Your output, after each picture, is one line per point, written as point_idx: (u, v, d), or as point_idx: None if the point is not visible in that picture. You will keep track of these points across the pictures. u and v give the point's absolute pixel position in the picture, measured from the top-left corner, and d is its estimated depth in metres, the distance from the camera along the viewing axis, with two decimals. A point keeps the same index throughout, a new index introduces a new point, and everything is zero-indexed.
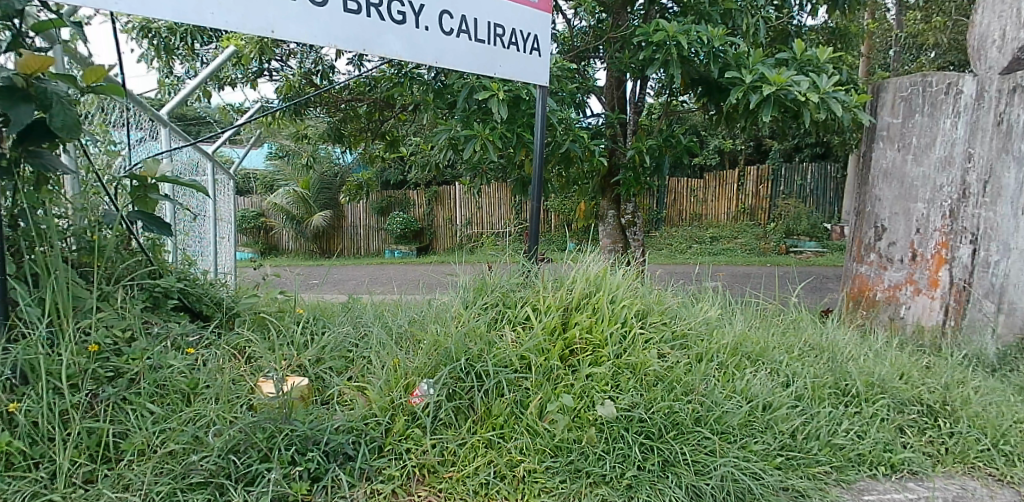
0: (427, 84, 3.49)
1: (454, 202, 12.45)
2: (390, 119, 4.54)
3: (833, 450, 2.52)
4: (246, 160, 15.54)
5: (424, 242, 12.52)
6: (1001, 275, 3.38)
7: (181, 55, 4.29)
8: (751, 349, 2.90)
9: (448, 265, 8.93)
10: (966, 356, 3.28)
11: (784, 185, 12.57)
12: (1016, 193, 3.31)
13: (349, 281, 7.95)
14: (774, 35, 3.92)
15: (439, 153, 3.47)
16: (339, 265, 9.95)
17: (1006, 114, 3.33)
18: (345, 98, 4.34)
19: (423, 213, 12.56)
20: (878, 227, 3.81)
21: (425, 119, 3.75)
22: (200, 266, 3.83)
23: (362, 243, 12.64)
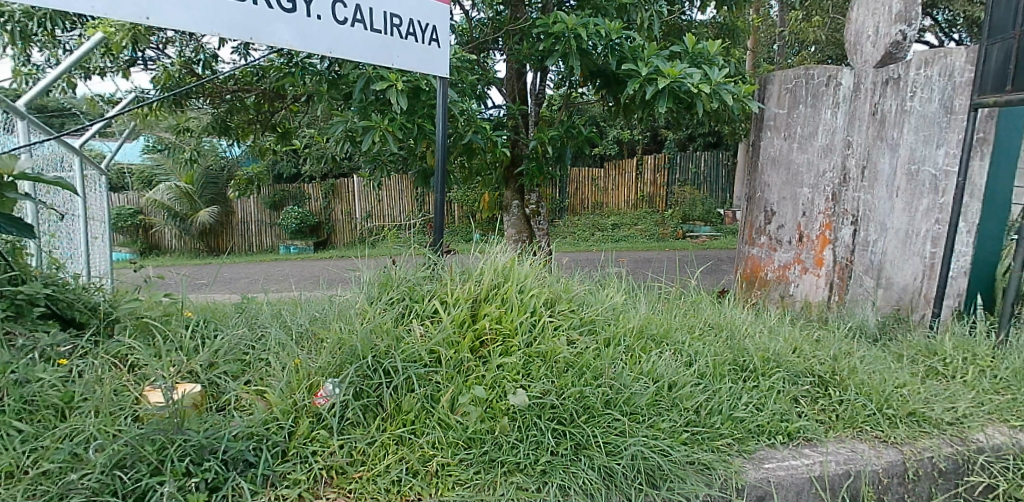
0: (319, 74, 3.38)
1: (351, 194, 12.23)
2: (281, 110, 4.38)
3: (734, 423, 2.64)
4: (121, 154, 14.44)
5: (322, 237, 12.29)
6: (879, 252, 3.58)
7: (40, 41, 3.99)
8: (656, 331, 2.99)
9: (352, 260, 8.75)
10: (851, 328, 3.44)
11: (680, 172, 13.16)
12: (890, 176, 3.51)
13: (240, 280, 7.61)
14: (667, 29, 4.06)
15: (336, 146, 3.37)
16: (230, 263, 9.48)
17: (880, 105, 3.56)
18: (230, 88, 4.17)
19: (320, 206, 12.28)
20: (768, 211, 4.04)
21: (320, 110, 3.63)
22: (70, 270, 3.57)
23: (253, 239, 12.26)
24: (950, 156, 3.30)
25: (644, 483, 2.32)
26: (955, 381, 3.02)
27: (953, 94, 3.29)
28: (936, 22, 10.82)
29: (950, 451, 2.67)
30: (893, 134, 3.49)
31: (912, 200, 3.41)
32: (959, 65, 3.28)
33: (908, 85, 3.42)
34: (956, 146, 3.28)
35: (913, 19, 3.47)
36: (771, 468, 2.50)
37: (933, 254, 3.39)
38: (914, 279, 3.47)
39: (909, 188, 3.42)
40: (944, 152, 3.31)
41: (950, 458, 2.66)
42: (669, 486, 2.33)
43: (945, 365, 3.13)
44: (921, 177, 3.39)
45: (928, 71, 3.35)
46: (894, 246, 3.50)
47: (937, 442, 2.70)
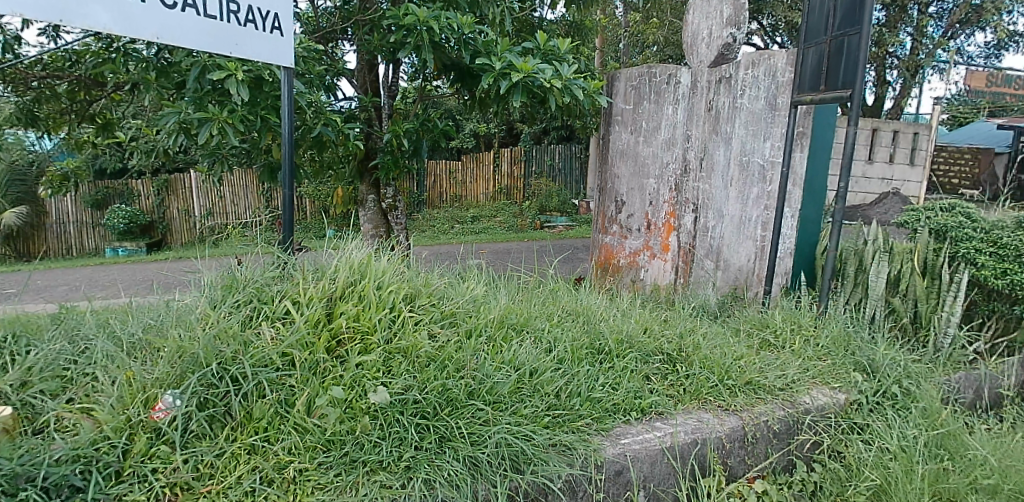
0: (146, 61, 3.11)
1: (188, 191, 11.81)
2: (103, 100, 3.97)
3: (592, 403, 2.78)
4: None
5: (156, 237, 11.62)
6: (718, 237, 3.87)
7: None
8: (516, 320, 3.06)
9: (192, 261, 8.21)
10: (694, 307, 3.69)
11: (535, 165, 13.68)
12: (725, 167, 3.80)
13: (56, 289, 6.85)
14: (519, 25, 4.16)
15: (169, 139, 3.13)
16: (47, 270, 8.43)
17: (714, 102, 3.85)
18: (38, 75, 3.71)
19: (151, 204, 11.61)
20: (618, 202, 4.30)
21: (149, 100, 3.35)
22: None
23: (72, 241, 11.22)
24: (775, 148, 3.65)
25: (508, 469, 2.37)
26: (785, 351, 3.35)
27: (776, 92, 3.63)
28: (761, 27, 11.94)
29: (782, 414, 2.97)
30: (726, 128, 3.78)
31: (744, 188, 3.74)
32: (781, 66, 3.61)
33: (738, 84, 3.72)
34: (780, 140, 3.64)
35: (742, 23, 3.79)
36: (627, 443, 2.67)
37: (763, 238, 3.77)
38: (748, 261, 3.83)
39: (740, 178, 3.73)
40: (770, 145, 3.66)
41: (781, 420, 2.96)
42: (532, 469, 2.41)
43: (775, 336, 3.46)
44: (751, 167, 3.71)
45: (754, 72, 3.67)
46: (730, 231, 3.82)
47: (771, 407, 2.99)
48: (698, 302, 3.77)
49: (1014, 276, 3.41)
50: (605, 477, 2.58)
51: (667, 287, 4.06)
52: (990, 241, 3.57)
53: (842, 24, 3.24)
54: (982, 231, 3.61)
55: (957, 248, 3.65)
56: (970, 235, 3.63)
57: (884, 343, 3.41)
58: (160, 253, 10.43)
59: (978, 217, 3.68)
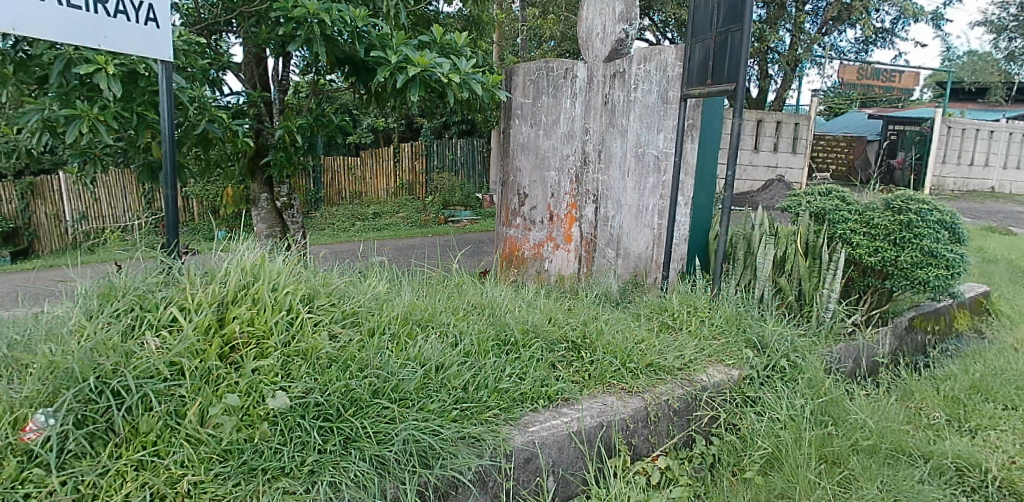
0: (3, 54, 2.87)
1: (57, 194, 10.95)
2: None
3: (500, 394, 2.83)
4: None
5: (22, 245, 10.68)
6: (617, 227, 4.03)
7: None
8: (420, 316, 3.06)
9: (63, 268, 7.61)
10: (597, 295, 3.81)
11: (438, 159, 13.67)
12: (622, 159, 3.96)
13: None
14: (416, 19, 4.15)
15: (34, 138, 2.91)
16: None
17: (610, 95, 3.97)
18: None
19: (14, 210, 10.61)
20: (521, 194, 4.33)
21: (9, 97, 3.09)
22: None
23: None
24: (668, 140, 3.80)
25: (416, 465, 2.37)
26: (682, 332, 3.51)
27: (667, 86, 3.78)
28: (653, 22, 12.42)
29: (681, 393, 3.12)
30: (622, 121, 3.93)
31: (640, 179, 3.91)
32: (670, 62, 3.77)
33: (632, 78, 3.86)
34: (672, 132, 3.79)
35: (633, 20, 3.93)
36: (535, 430, 2.73)
37: (659, 226, 3.93)
38: (647, 249, 3.99)
39: (636, 169, 3.91)
40: (663, 138, 3.82)
41: (681, 398, 3.10)
42: (441, 463, 2.42)
43: (673, 319, 3.62)
44: (646, 158, 3.88)
45: (647, 66, 3.81)
46: (628, 220, 3.98)
47: (671, 386, 3.13)
48: (601, 289, 3.89)
49: (884, 254, 3.72)
50: (514, 465, 2.63)
51: (571, 277, 4.11)
52: (863, 222, 3.86)
53: (726, 21, 3.41)
54: (856, 213, 3.90)
55: (835, 229, 3.90)
56: (846, 217, 3.91)
57: (772, 320, 3.65)
58: (28, 262, 9.60)
59: (852, 201, 3.99)
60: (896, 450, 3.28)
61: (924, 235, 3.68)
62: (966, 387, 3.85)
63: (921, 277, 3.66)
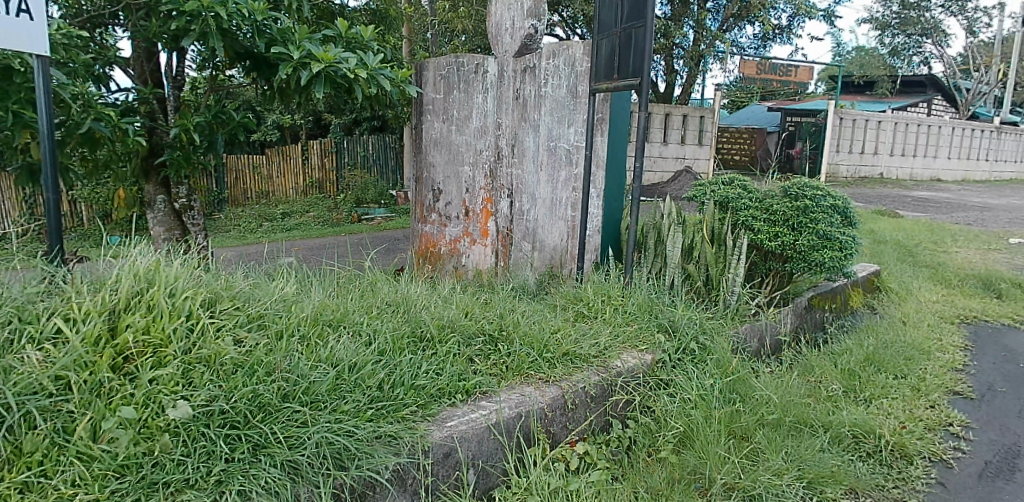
0: None
1: None
2: None
3: (417, 391, 2.81)
4: None
5: None
6: (533, 220, 4.06)
7: None
8: (331, 316, 3.01)
9: None
10: (515, 288, 3.83)
11: (348, 156, 13.55)
12: (535, 152, 3.99)
13: None
14: (320, 13, 4.09)
15: None
16: None
17: (521, 90, 3.99)
18: None
19: None
20: (436, 190, 4.36)
21: None
22: None
23: None
24: (579, 134, 3.90)
25: (331, 467, 2.32)
26: (597, 320, 3.60)
27: (576, 81, 3.88)
28: (563, 18, 12.68)
29: (597, 380, 3.19)
30: (534, 115, 3.96)
31: (553, 172, 3.95)
32: (579, 57, 3.85)
33: (542, 73, 3.92)
34: (582, 125, 3.89)
35: (541, 16, 3.96)
36: (453, 424, 2.72)
37: (573, 217, 4.00)
38: (561, 240, 4.06)
39: (549, 162, 3.95)
40: (574, 131, 3.90)
41: (597, 385, 3.18)
42: (356, 464, 2.38)
43: (588, 308, 3.70)
44: (558, 152, 3.94)
45: (555, 62, 3.88)
46: (542, 213, 4.02)
47: (587, 373, 3.20)
48: (518, 282, 3.93)
49: (783, 239, 3.94)
50: (433, 462, 2.61)
51: (488, 271, 4.14)
52: (763, 209, 4.12)
53: (629, 17, 3.51)
54: (756, 201, 4.16)
55: (737, 216, 4.15)
56: (747, 204, 4.17)
57: (682, 305, 3.80)
58: None
59: (752, 189, 4.25)
60: (799, 422, 3.50)
61: (820, 219, 3.93)
62: (860, 360, 4.21)
63: (818, 259, 3.89)
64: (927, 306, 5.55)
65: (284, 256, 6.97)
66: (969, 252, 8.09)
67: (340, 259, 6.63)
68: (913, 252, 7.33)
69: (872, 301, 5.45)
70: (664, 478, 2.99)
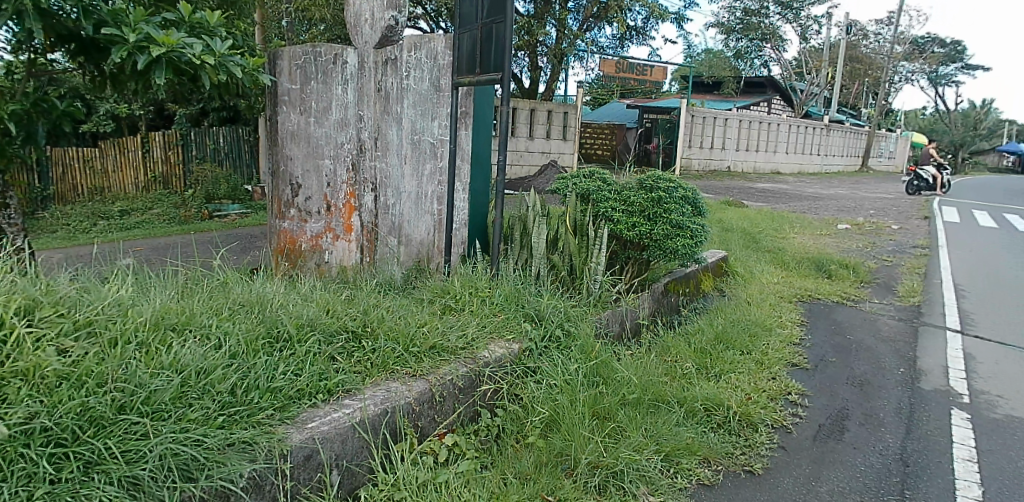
0: None
1: None
2: None
3: (273, 394, 2.67)
4: None
5: None
6: (398, 215, 4.09)
7: None
8: (175, 320, 2.82)
9: None
10: (379, 283, 3.82)
11: (196, 149, 12.74)
12: (398, 145, 4.02)
13: None
14: None
15: None
16: None
17: (383, 82, 3.97)
18: None
19: None
20: (294, 185, 4.11)
21: None
22: None
23: None
24: (442, 127, 4.07)
25: (177, 480, 2.13)
26: (464, 312, 3.64)
27: (438, 75, 4.01)
28: (427, 11, 13.05)
29: (464, 371, 3.21)
30: (397, 108, 3.97)
31: (417, 166, 4.06)
32: (441, 50, 3.98)
33: (403, 65, 3.94)
34: (445, 119, 4.06)
35: (401, 8, 3.99)
36: (314, 426, 2.60)
37: (439, 211, 4.18)
38: (428, 234, 4.19)
39: (413, 155, 4.04)
40: (438, 124, 4.06)
41: (464, 376, 3.20)
42: (207, 474, 2.21)
43: (455, 301, 3.74)
44: (422, 145, 4.06)
45: (417, 54, 3.94)
46: (408, 207, 4.10)
47: (454, 365, 3.21)
48: (384, 278, 3.92)
49: (641, 228, 4.24)
50: (294, 465, 2.49)
51: (354, 266, 4.04)
52: (622, 200, 4.38)
53: (489, 13, 3.61)
54: (615, 192, 4.43)
55: (598, 208, 4.36)
56: (607, 196, 4.41)
57: (547, 294, 3.94)
58: None
59: (611, 182, 4.51)
60: (657, 400, 3.73)
61: (672, 210, 4.30)
62: (710, 339, 4.57)
63: (672, 246, 4.23)
64: (768, 287, 6.13)
65: (124, 257, 6.38)
66: (804, 237, 9.03)
67: (187, 259, 6.18)
68: (756, 238, 8.05)
69: (721, 285, 5.92)
70: (532, 463, 3.09)
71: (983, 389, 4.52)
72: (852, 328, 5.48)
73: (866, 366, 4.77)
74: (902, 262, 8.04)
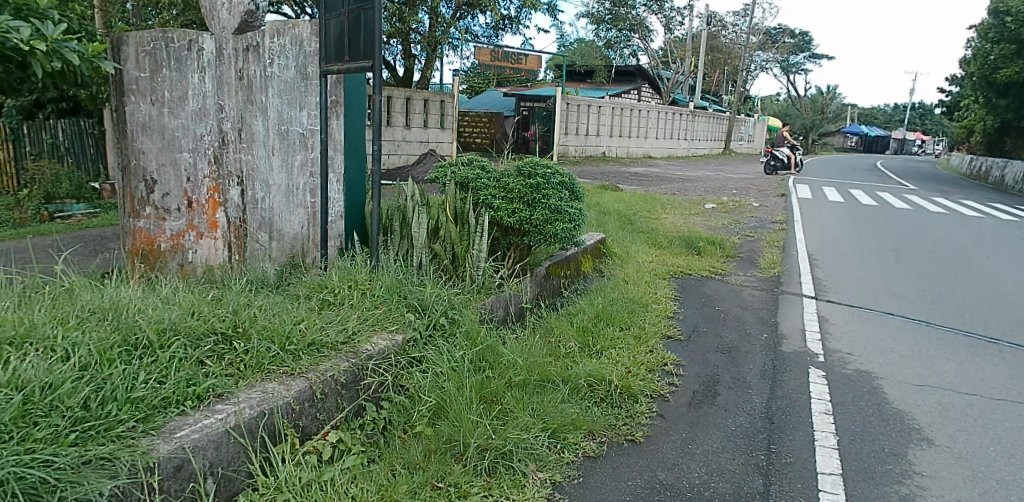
0: None
1: None
2: None
3: (134, 405, 2.47)
4: None
5: None
6: (268, 209, 3.91)
7: None
8: (11, 334, 2.56)
9: None
10: (251, 282, 3.66)
11: (30, 144, 11.03)
12: (265, 137, 3.83)
13: None
14: None
15: None
16: None
17: (245, 70, 3.81)
18: None
19: None
20: (149, 181, 3.87)
21: None
22: None
23: None
24: (311, 117, 3.94)
25: None
26: (344, 306, 3.57)
27: (305, 62, 3.87)
28: None
29: (346, 366, 3.14)
30: (262, 98, 3.79)
31: (286, 157, 3.89)
32: (306, 37, 3.85)
33: (265, 52, 3.76)
34: (315, 109, 3.94)
35: None
36: (183, 435, 2.41)
37: (313, 204, 4.04)
38: (301, 228, 4.04)
39: (281, 147, 3.87)
40: (306, 114, 3.93)
41: (347, 371, 3.12)
42: (60, 496, 1.98)
43: (334, 295, 3.66)
44: (291, 136, 3.89)
45: (281, 41, 3.77)
46: (279, 200, 3.93)
47: (335, 361, 3.13)
48: (255, 275, 3.76)
49: (521, 214, 4.37)
50: (163, 478, 2.28)
51: (221, 265, 3.88)
52: (501, 187, 4.52)
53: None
54: (494, 180, 4.57)
55: (477, 196, 4.49)
56: (485, 184, 4.55)
57: (430, 284, 3.95)
58: None
59: (490, 169, 4.65)
60: (542, 379, 3.86)
61: (550, 195, 4.47)
62: (591, 317, 4.78)
63: (551, 231, 4.37)
64: (644, 266, 6.49)
65: None
66: (675, 217, 9.61)
67: (20, 267, 5.55)
68: (630, 220, 8.46)
69: (600, 266, 6.19)
70: (421, 452, 3.08)
71: (835, 348, 5.05)
72: (721, 300, 5.92)
73: (734, 334, 5.17)
74: (762, 237, 8.77)
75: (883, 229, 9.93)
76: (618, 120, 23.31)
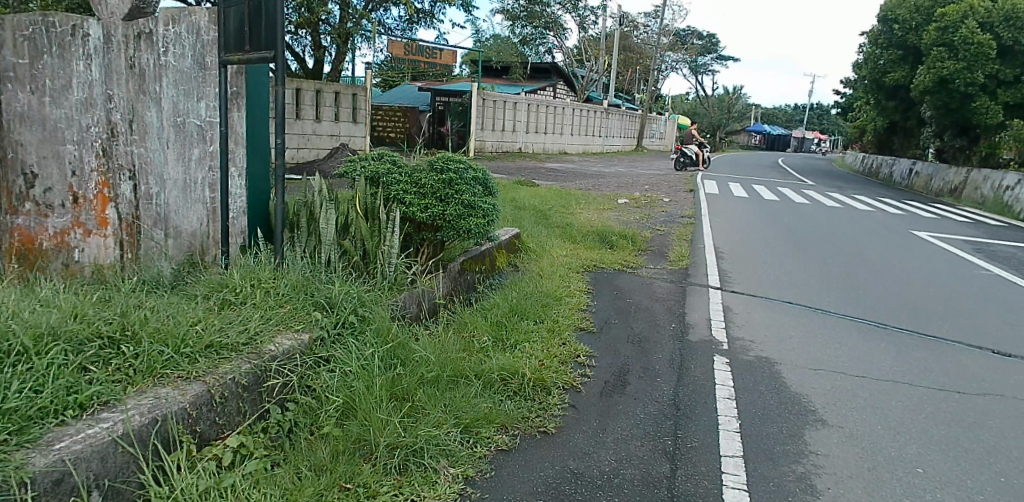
0: None
1: None
2: None
3: (6, 415, 2.27)
4: None
5: None
6: (163, 204, 3.82)
7: None
8: None
9: None
10: (143, 281, 3.51)
11: None
12: (159, 129, 3.75)
13: None
14: None
15: None
16: None
17: (136, 58, 3.65)
18: None
19: None
20: (28, 174, 3.63)
21: None
22: None
23: None
24: (210, 108, 3.88)
25: None
26: (246, 306, 3.45)
27: (203, 51, 3.80)
28: None
29: (248, 368, 3.04)
30: (155, 88, 3.69)
31: (182, 149, 3.82)
32: (204, 25, 3.77)
33: (159, 40, 3.65)
34: (214, 100, 3.88)
35: None
36: (63, 447, 2.25)
37: (213, 200, 3.98)
38: (200, 225, 3.96)
39: (177, 139, 3.80)
40: (205, 105, 3.86)
41: (249, 373, 3.02)
42: None
43: (235, 295, 3.53)
44: (188, 128, 3.83)
45: (176, 28, 3.69)
46: (175, 195, 3.84)
47: (236, 363, 3.03)
48: (149, 274, 3.61)
49: (433, 209, 4.40)
50: (39, 493, 2.12)
51: (112, 265, 3.66)
52: (413, 182, 4.51)
53: None
54: (406, 175, 4.55)
55: (389, 191, 4.46)
56: (397, 179, 4.52)
57: (339, 281, 3.89)
58: None
59: (401, 164, 4.63)
60: (455, 375, 3.87)
61: (462, 191, 4.52)
62: (505, 311, 4.84)
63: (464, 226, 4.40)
64: (559, 260, 6.62)
65: None
66: (588, 213, 9.82)
67: None
68: (545, 215, 8.58)
69: (514, 260, 6.26)
70: (328, 453, 3.02)
71: (738, 336, 5.34)
72: (632, 292, 6.13)
73: (644, 324, 5.38)
74: (673, 230, 9.14)
75: (786, 222, 10.54)
76: (534, 116, 23.62)
